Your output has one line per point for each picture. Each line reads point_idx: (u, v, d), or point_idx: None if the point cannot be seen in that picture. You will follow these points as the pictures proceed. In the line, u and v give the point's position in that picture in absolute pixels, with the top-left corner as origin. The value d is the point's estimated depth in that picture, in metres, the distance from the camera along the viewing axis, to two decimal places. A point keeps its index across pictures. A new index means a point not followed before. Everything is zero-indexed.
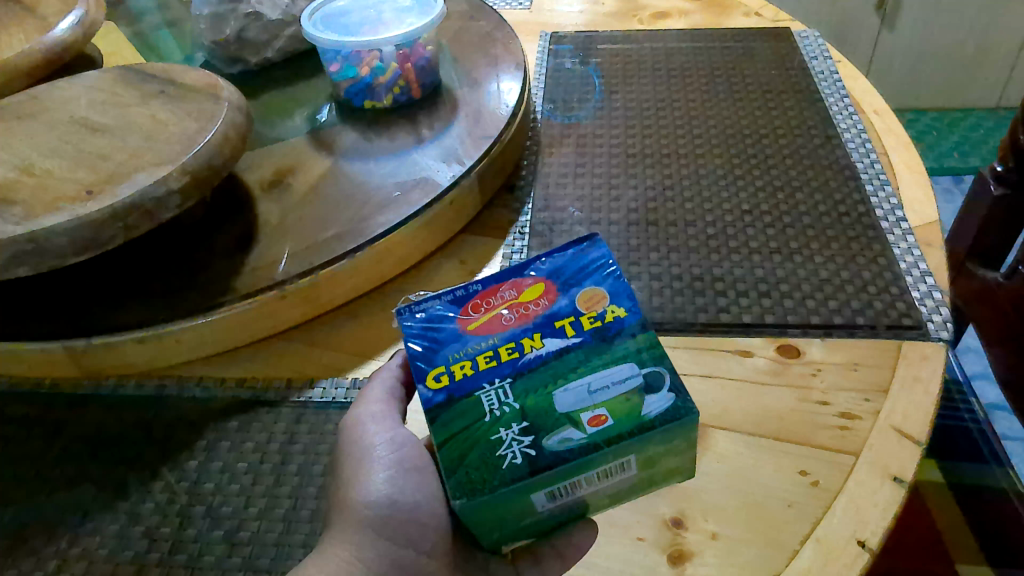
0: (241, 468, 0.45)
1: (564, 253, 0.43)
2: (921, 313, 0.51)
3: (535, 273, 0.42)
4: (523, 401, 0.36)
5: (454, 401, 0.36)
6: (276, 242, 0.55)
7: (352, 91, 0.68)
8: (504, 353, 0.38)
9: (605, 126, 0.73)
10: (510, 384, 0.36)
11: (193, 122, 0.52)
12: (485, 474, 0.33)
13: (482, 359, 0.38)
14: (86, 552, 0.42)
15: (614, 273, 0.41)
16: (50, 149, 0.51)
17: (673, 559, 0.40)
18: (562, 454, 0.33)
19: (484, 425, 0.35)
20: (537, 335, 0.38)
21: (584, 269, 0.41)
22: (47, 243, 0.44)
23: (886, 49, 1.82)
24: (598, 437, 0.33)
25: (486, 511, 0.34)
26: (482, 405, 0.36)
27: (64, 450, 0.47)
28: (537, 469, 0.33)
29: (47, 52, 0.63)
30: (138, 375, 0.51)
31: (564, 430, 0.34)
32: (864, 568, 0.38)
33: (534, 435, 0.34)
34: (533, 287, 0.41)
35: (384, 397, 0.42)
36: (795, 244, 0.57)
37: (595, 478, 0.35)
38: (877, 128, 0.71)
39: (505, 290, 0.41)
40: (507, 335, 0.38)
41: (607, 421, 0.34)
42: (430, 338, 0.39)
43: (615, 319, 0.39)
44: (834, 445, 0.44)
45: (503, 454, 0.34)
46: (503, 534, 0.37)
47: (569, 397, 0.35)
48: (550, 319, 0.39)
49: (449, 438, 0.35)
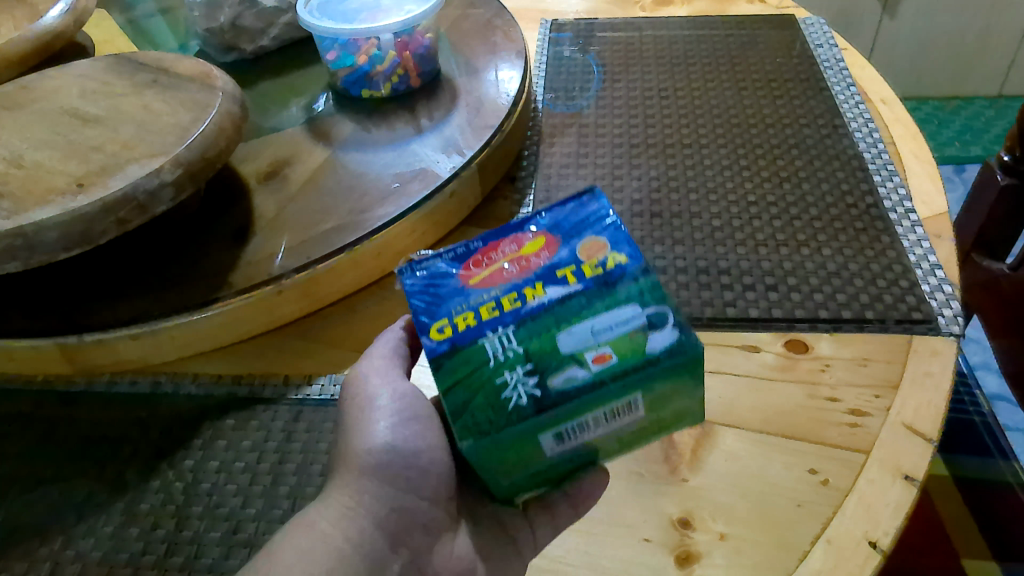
0: (239, 467, 0.44)
1: (563, 209, 0.41)
2: (932, 307, 0.50)
3: (535, 230, 0.40)
4: (528, 344, 0.34)
5: (458, 347, 0.35)
6: (273, 235, 0.54)
7: (349, 80, 0.67)
8: (506, 302, 0.36)
9: (608, 114, 0.72)
10: (513, 330, 0.35)
11: (187, 112, 0.51)
12: (491, 417, 0.32)
13: (484, 309, 0.36)
14: (80, 554, 0.41)
15: (614, 225, 0.40)
16: (40, 140, 0.50)
17: (681, 561, 0.39)
18: (567, 392, 0.32)
19: (489, 369, 0.34)
20: (538, 284, 0.37)
21: (583, 223, 0.40)
22: (37, 238, 0.42)
23: (888, 38, 1.81)
24: (603, 375, 0.32)
25: (496, 449, 0.33)
26: (486, 350, 0.34)
27: (58, 449, 0.46)
28: (542, 407, 0.32)
29: (39, 40, 0.62)
30: (134, 372, 0.50)
31: (567, 369, 0.33)
32: (876, 568, 0.37)
33: (539, 375, 0.33)
34: (533, 242, 0.40)
35: (388, 354, 0.41)
36: (802, 236, 0.56)
37: (603, 418, 0.34)
38: (885, 116, 0.70)
39: (506, 247, 0.40)
40: (508, 286, 0.37)
41: (610, 358, 0.33)
42: (431, 294, 0.38)
43: (616, 266, 0.37)
44: (844, 443, 0.43)
45: (509, 395, 0.33)
46: (512, 484, 0.36)
47: (568, 337, 0.34)
48: (551, 270, 0.38)
49: (454, 385, 0.34)
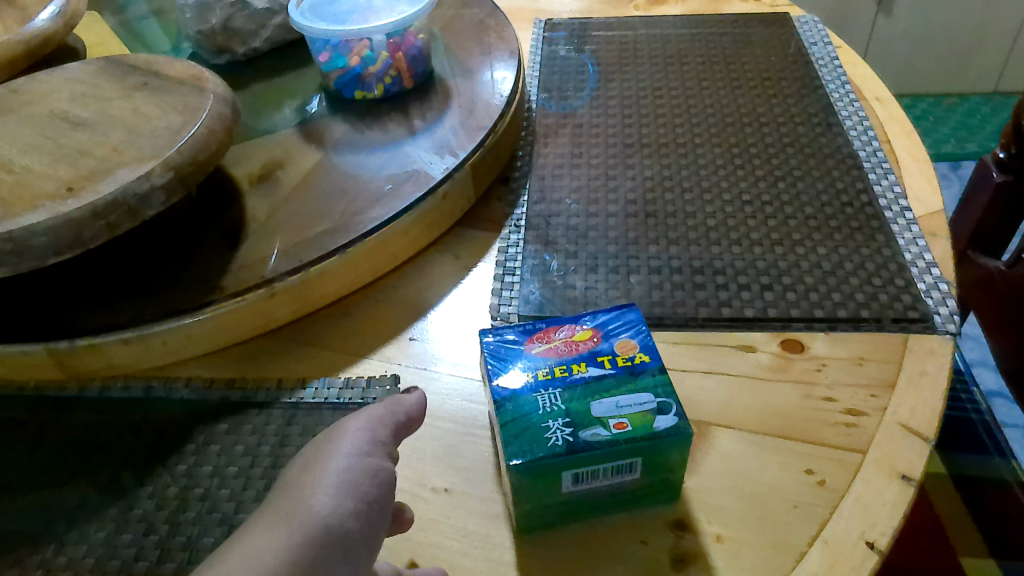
0: (231, 472, 0.43)
1: (610, 310, 0.45)
2: (927, 306, 0.50)
3: (588, 321, 0.44)
4: (568, 403, 0.38)
5: (516, 395, 0.39)
6: (265, 238, 0.53)
7: (341, 82, 0.67)
8: (557, 371, 0.40)
9: (601, 114, 0.72)
10: (560, 392, 0.39)
11: (178, 115, 0.50)
12: (531, 447, 0.36)
13: (541, 372, 0.40)
14: (72, 561, 0.40)
15: (650, 333, 0.43)
16: (30, 145, 0.49)
17: (677, 562, 0.38)
18: (591, 444, 0.36)
19: (534, 416, 0.37)
20: (581, 363, 0.41)
21: (627, 322, 0.43)
22: (27, 243, 0.42)
23: (883, 35, 1.80)
24: (619, 437, 0.36)
25: (526, 477, 0.36)
26: (538, 402, 0.38)
27: (49, 455, 0.45)
28: (572, 450, 0.35)
29: (29, 43, 0.61)
30: (126, 376, 0.50)
31: (593, 427, 0.37)
32: (873, 569, 0.37)
33: (574, 426, 0.37)
34: (586, 329, 0.43)
35: (364, 423, 0.37)
36: (797, 235, 0.56)
37: (608, 471, 0.37)
38: (879, 114, 0.70)
39: (564, 328, 0.43)
40: (560, 359, 0.41)
41: (628, 427, 0.37)
42: (499, 356, 0.42)
43: (643, 362, 0.40)
44: (841, 444, 0.43)
45: (548, 436, 0.36)
46: (527, 521, 0.39)
47: (598, 404, 0.38)
48: (594, 355, 0.41)
49: (506, 422, 0.37)
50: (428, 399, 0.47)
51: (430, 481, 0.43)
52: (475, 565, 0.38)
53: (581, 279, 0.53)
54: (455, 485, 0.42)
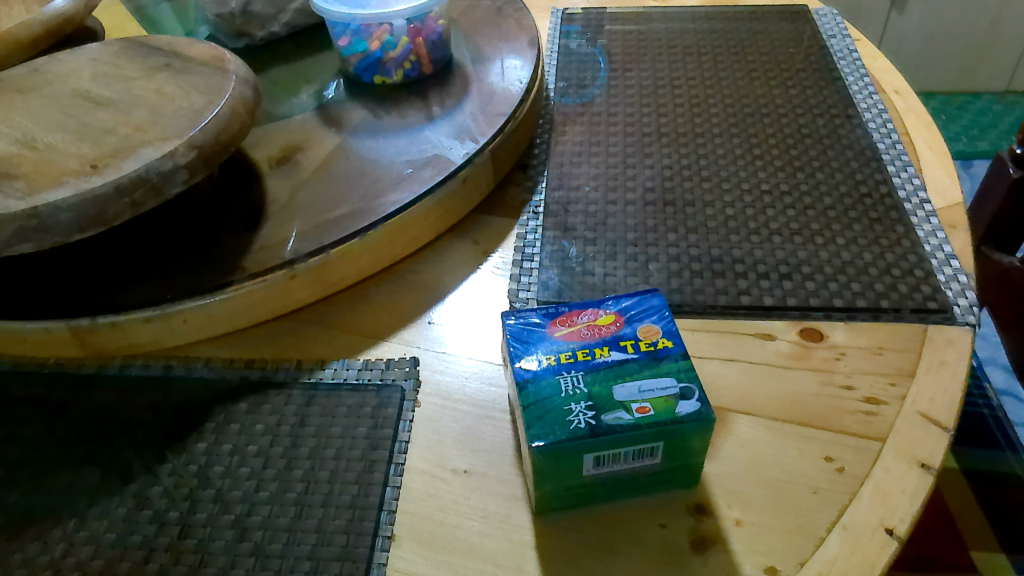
0: (252, 450, 0.43)
1: (632, 295, 0.45)
2: (947, 297, 0.50)
3: (609, 304, 0.44)
4: (591, 386, 0.38)
5: (538, 378, 0.39)
6: (285, 221, 0.53)
7: (362, 66, 0.67)
8: (581, 355, 0.40)
9: (619, 103, 0.71)
10: (582, 375, 0.39)
11: (200, 96, 0.51)
12: (554, 429, 0.36)
13: (563, 356, 0.40)
14: (93, 536, 0.40)
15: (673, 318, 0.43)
16: (53, 123, 0.49)
17: (696, 544, 0.38)
18: (613, 427, 0.36)
19: (557, 399, 0.37)
20: (604, 347, 0.41)
21: (649, 308, 0.43)
22: (51, 219, 0.42)
23: (896, 33, 1.80)
24: (641, 421, 0.36)
25: (549, 459, 0.36)
26: (561, 386, 0.38)
27: (69, 433, 0.45)
28: (595, 433, 0.36)
29: (50, 23, 0.61)
30: (146, 355, 0.50)
31: (616, 411, 0.37)
32: (893, 555, 0.37)
33: (596, 410, 0.37)
34: (608, 314, 0.43)
35: None
36: (817, 226, 0.56)
37: (628, 456, 0.37)
38: (898, 107, 0.69)
39: (586, 312, 0.43)
40: (583, 342, 0.41)
41: (651, 411, 0.37)
42: (522, 337, 0.42)
43: (665, 347, 0.40)
44: (860, 431, 0.43)
45: (571, 419, 0.36)
46: (548, 497, 0.39)
47: (620, 388, 0.38)
48: (616, 339, 0.41)
49: (529, 404, 0.37)
50: (447, 382, 0.47)
51: (449, 462, 0.43)
52: (496, 545, 0.39)
53: (600, 265, 0.53)
54: (475, 467, 0.42)
